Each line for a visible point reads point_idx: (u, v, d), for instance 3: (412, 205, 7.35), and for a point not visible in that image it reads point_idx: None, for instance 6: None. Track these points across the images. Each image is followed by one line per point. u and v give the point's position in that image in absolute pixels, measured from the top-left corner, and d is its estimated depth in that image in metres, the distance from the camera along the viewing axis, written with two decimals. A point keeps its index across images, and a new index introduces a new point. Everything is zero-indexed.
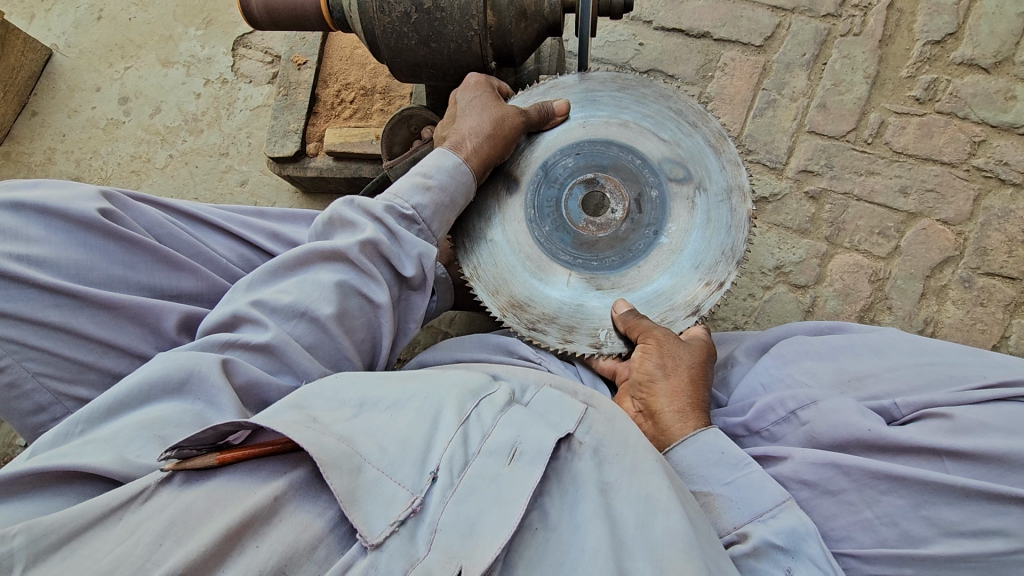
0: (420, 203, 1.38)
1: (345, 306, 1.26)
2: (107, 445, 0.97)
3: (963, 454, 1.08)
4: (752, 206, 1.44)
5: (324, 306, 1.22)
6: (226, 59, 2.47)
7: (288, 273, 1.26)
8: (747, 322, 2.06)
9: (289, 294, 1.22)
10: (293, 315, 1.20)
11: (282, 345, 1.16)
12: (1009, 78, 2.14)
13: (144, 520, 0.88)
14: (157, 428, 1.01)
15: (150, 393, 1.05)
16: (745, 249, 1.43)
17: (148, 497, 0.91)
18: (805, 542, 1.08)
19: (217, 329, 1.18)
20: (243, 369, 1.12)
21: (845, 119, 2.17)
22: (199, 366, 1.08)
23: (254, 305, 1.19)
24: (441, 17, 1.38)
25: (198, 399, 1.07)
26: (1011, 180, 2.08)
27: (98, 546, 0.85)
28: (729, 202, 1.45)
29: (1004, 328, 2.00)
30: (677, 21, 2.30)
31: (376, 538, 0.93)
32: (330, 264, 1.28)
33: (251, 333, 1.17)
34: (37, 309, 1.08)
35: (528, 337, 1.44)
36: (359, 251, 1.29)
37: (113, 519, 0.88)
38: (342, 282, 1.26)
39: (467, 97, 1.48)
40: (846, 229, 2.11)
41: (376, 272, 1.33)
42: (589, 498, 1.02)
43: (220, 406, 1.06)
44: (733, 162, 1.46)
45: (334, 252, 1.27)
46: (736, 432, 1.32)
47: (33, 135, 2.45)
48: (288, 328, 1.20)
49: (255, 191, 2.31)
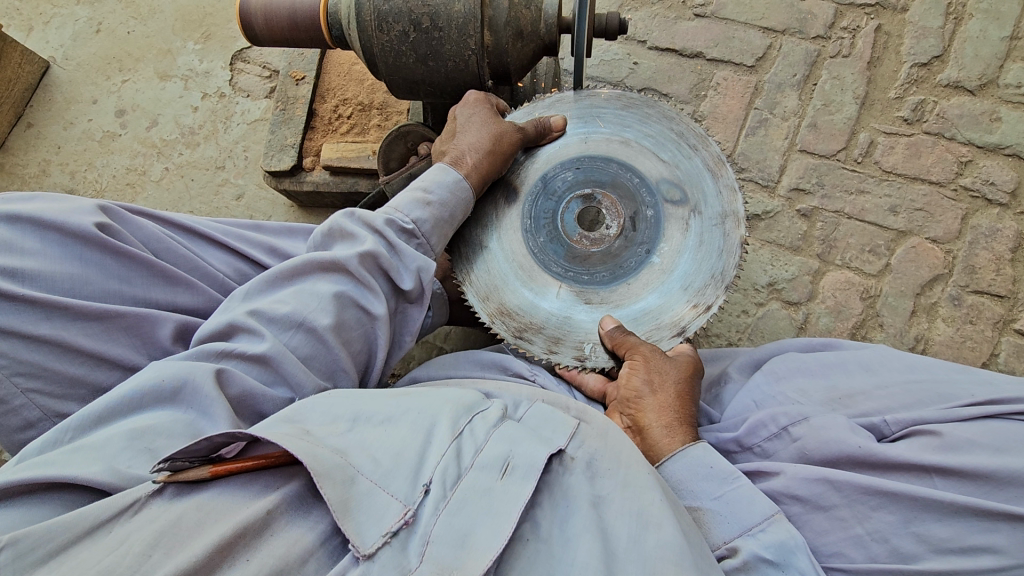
0: (420, 216, 1.38)
1: (342, 318, 1.25)
2: (96, 454, 0.94)
3: (950, 471, 1.09)
4: (745, 232, 1.45)
5: (322, 316, 1.21)
6: (224, 73, 2.48)
7: (286, 282, 1.25)
8: (740, 339, 2.08)
9: (287, 303, 1.20)
10: (290, 325, 1.19)
11: (278, 356, 1.14)
12: (993, 100, 2.19)
13: (134, 531, 0.86)
14: (149, 441, 0.99)
15: (142, 402, 1.03)
16: (736, 274, 1.44)
17: (137, 509, 0.89)
18: (794, 555, 1.09)
19: (212, 338, 1.16)
20: (237, 381, 1.10)
21: (835, 138, 2.21)
22: (194, 375, 1.06)
23: (251, 315, 1.18)
24: (438, 36, 1.40)
25: (191, 408, 1.05)
26: (997, 200, 2.12)
27: (85, 557, 0.83)
28: (723, 226, 1.47)
29: (993, 346, 2.03)
30: (671, 41, 2.34)
31: (368, 548, 0.92)
32: (328, 275, 1.27)
33: (247, 343, 1.15)
34: (30, 322, 1.07)
35: (515, 345, 1.44)
36: (358, 263, 1.29)
37: (101, 530, 0.86)
38: (340, 293, 1.25)
39: (466, 112, 1.49)
40: (838, 247, 2.14)
41: (374, 283, 1.32)
42: (581, 513, 1.03)
43: (212, 417, 1.04)
44: (729, 187, 1.48)
45: (334, 262, 1.27)
46: (728, 449, 1.33)
47: (28, 147, 2.45)
48: (285, 338, 1.18)
49: (250, 206, 2.32)
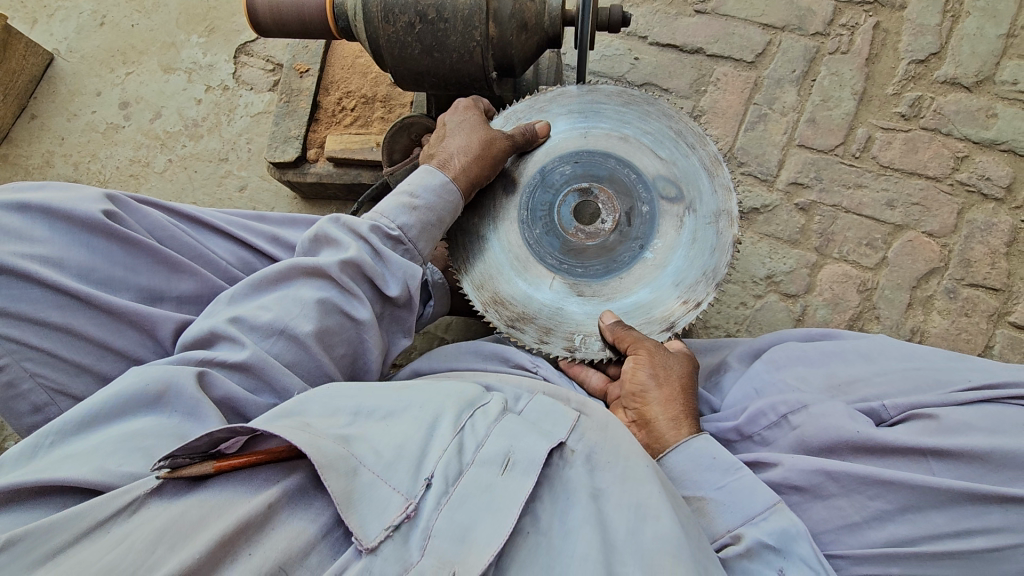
0: (406, 223, 1.40)
1: (325, 324, 1.25)
2: (88, 457, 0.96)
3: (947, 454, 1.11)
4: (737, 231, 1.46)
5: (304, 323, 1.22)
6: (227, 67, 2.49)
7: (268, 289, 1.26)
8: (739, 331, 2.10)
9: (269, 311, 1.21)
10: (271, 333, 1.19)
11: (259, 363, 1.15)
12: (989, 96, 2.21)
13: (135, 529, 0.88)
14: (138, 440, 1.00)
15: (124, 408, 1.03)
16: (727, 271, 1.45)
17: (136, 508, 0.90)
18: (795, 542, 1.11)
19: (194, 346, 1.17)
20: (220, 383, 1.12)
21: (833, 133, 2.23)
22: (176, 378, 1.06)
23: (233, 322, 1.19)
24: (444, 28, 1.42)
25: (175, 411, 1.05)
26: (993, 195, 2.14)
27: (87, 555, 0.85)
28: (716, 224, 1.48)
29: (988, 338, 2.05)
30: (672, 37, 2.36)
31: (372, 541, 0.93)
32: (311, 281, 1.27)
33: (229, 350, 1.16)
34: (40, 309, 1.09)
35: (506, 333, 1.47)
36: (340, 269, 1.29)
37: (100, 530, 0.88)
38: (323, 300, 1.26)
39: (456, 119, 1.55)
40: (836, 241, 2.16)
41: (358, 290, 1.32)
42: (581, 505, 1.04)
43: (200, 418, 1.05)
44: (724, 187, 1.50)
45: (316, 269, 1.27)
46: (728, 437, 1.35)
47: (31, 139, 2.46)
48: (266, 346, 1.19)
49: (253, 197, 2.33)
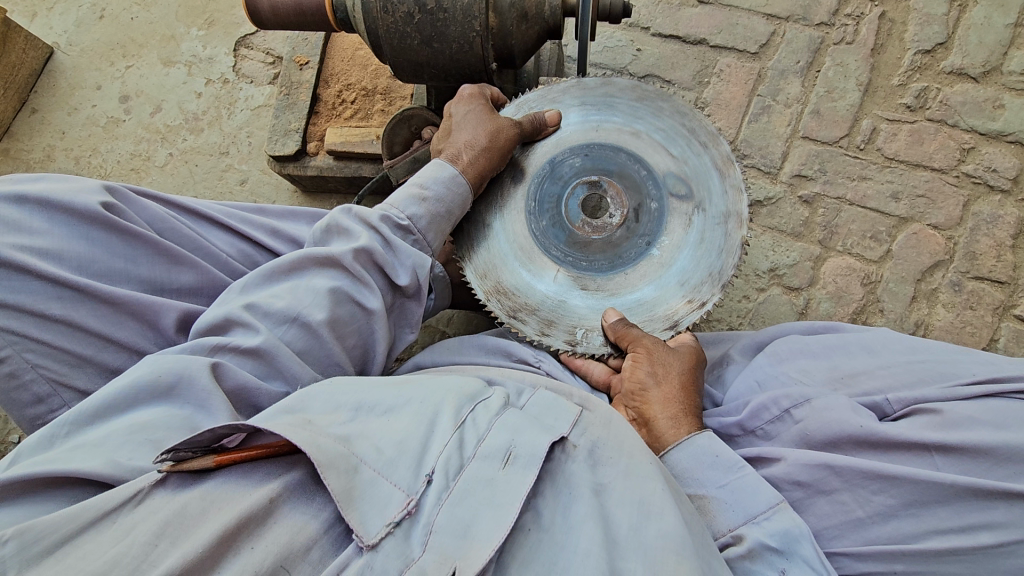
0: (416, 214, 1.40)
1: (337, 313, 1.25)
2: (98, 450, 0.95)
3: (951, 448, 1.11)
4: (746, 234, 1.45)
5: (317, 312, 1.21)
6: (228, 60, 2.48)
7: (283, 276, 1.25)
8: (741, 324, 2.09)
9: (282, 299, 1.20)
10: (285, 320, 1.19)
11: (273, 350, 1.14)
12: (996, 87, 2.19)
13: (139, 521, 0.87)
14: (148, 433, 0.99)
15: (137, 398, 1.03)
16: (733, 273, 1.44)
17: (141, 500, 0.90)
18: (799, 543, 1.10)
19: (208, 332, 1.16)
20: (232, 374, 1.10)
21: (837, 125, 2.21)
22: (189, 369, 1.05)
23: (247, 309, 1.18)
24: (443, 18, 1.41)
25: (186, 403, 1.05)
26: (999, 187, 2.12)
27: (91, 548, 0.84)
28: (725, 226, 1.47)
29: (993, 331, 2.03)
30: (675, 28, 2.34)
31: (372, 538, 0.93)
32: (324, 270, 1.27)
33: (242, 336, 1.15)
34: (40, 301, 1.09)
35: (507, 324, 1.46)
36: (353, 258, 1.29)
37: (105, 521, 0.87)
38: (335, 289, 1.25)
39: (462, 110, 1.52)
40: (839, 233, 2.14)
41: (369, 278, 1.32)
42: (583, 501, 1.03)
43: (211, 411, 1.04)
44: (735, 187, 1.48)
45: (330, 258, 1.27)
46: (731, 433, 1.34)
47: (32, 133, 2.46)
48: (278, 333, 1.18)
49: (254, 191, 2.32)
